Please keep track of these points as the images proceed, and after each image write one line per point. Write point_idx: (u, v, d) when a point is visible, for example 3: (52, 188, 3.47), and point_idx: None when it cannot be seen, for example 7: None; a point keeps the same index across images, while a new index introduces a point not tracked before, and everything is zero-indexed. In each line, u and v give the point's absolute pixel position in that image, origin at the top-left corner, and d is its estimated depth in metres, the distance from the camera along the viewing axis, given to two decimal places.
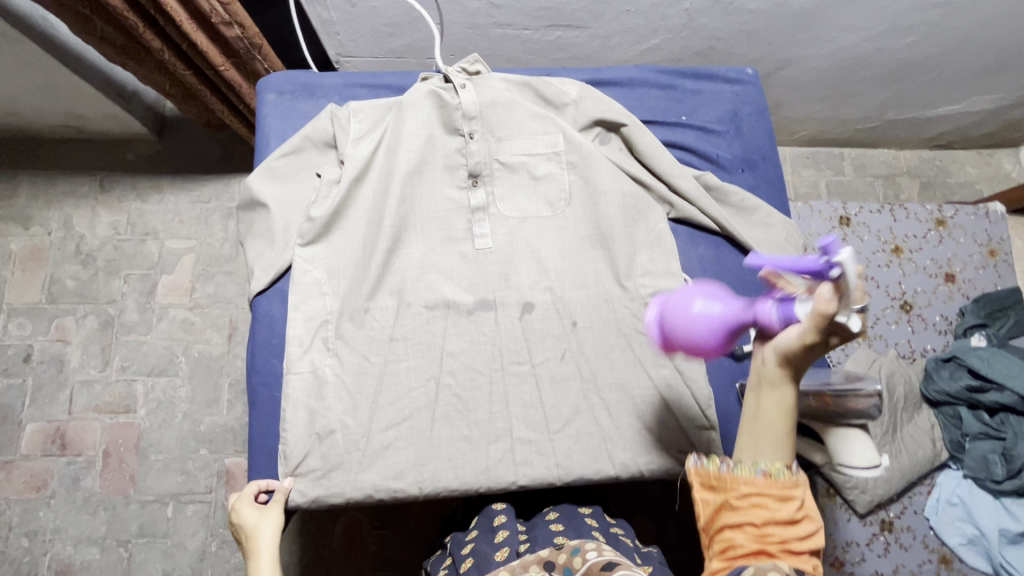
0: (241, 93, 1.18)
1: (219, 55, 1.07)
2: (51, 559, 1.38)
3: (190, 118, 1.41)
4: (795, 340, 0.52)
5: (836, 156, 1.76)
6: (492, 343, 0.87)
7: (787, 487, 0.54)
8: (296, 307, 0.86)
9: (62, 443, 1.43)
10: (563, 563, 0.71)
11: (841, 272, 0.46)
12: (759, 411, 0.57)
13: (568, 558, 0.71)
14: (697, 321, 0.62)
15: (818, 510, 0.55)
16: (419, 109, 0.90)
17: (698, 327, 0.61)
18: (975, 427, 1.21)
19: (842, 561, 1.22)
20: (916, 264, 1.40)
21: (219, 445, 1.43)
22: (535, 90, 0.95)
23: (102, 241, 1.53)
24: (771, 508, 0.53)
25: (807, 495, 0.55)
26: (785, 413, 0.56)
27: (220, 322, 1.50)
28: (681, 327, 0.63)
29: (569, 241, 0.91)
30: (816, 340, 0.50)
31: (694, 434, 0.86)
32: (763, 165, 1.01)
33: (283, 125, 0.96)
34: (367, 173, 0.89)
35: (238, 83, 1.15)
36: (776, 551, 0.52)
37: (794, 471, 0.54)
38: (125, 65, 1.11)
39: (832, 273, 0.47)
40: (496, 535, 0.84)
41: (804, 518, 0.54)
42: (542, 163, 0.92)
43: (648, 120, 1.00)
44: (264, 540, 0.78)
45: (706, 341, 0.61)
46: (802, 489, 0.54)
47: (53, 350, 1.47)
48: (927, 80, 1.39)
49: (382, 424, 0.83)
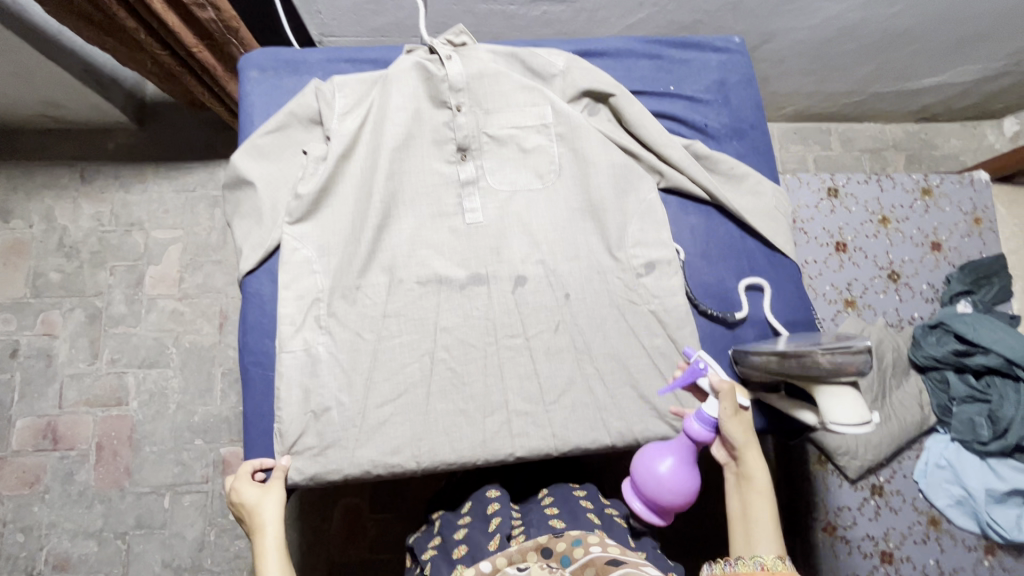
0: (217, 76, 1.16)
1: (191, 36, 1.05)
2: (48, 553, 1.37)
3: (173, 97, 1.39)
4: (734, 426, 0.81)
5: (823, 131, 1.76)
6: (486, 317, 0.87)
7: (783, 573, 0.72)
8: (287, 286, 0.85)
9: (54, 438, 1.41)
10: (561, 551, 0.75)
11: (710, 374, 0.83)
12: (750, 510, 0.81)
13: (568, 546, 0.75)
14: (674, 477, 0.80)
15: None
16: (406, 82, 0.89)
17: (676, 482, 0.80)
18: (962, 390, 1.23)
19: (834, 525, 1.25)
20: (903, 234, 1.41)
21: (214, 435, 1.42)
22: (522, 62, 0.94)
23: (86, 233, 1.51)
24: None
25: None
26: (767, 509, 0.80)
27: (211, 311, 1.48)
28: (665, 491, 0.80)
29: (560, 214, 0.90)
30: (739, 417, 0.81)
31: (688, 401, 0.86)
32: (751, 134, 1.01)
33: (267, 103, 0.94)
34: (354, 149, 0.88)
35: (213, 65, 1.13)
36: None
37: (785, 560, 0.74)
38: (101, 41, 1.08)
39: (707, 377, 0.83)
40: (490, 523, 0.85)
41: None
42: (531, 135, 0.91)
43: (637, 90, 0.99)
44: (268, 516, 0.79)
45: (687, 483, 0.80)
46: None
47: (41, 344, 1.45)
48: (912, 50, 1.39)
49: (377, 401, 0.83)
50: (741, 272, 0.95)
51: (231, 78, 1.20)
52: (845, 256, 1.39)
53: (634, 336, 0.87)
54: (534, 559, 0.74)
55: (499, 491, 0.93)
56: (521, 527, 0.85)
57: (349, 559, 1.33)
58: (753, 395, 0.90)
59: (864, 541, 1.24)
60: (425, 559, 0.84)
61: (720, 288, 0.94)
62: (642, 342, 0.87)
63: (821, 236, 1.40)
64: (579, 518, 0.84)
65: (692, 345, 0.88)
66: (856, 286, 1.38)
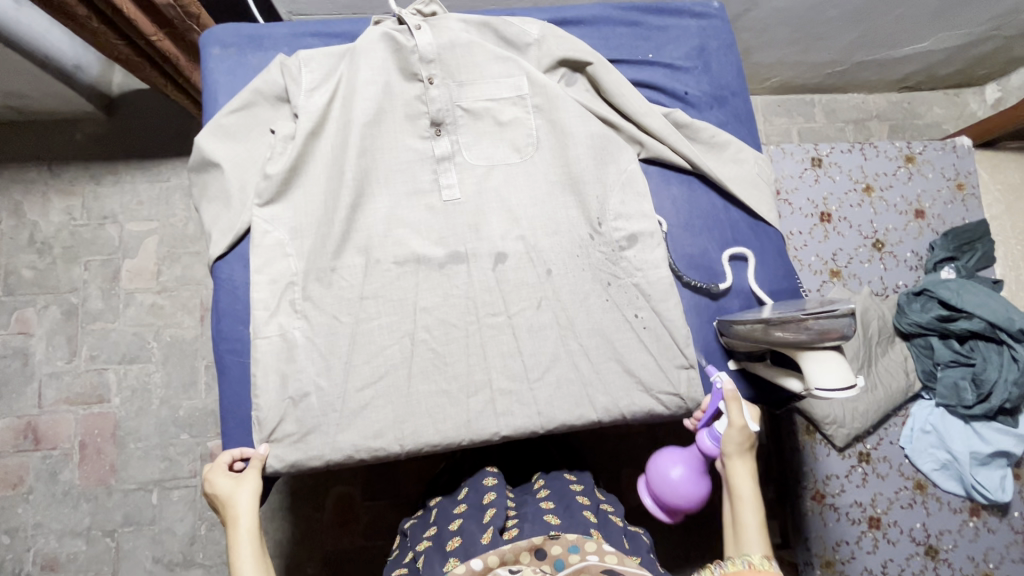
0: (180, 66, 1.12)
1: (149, 25, 1.00)
2: (36, 554, 1.35)
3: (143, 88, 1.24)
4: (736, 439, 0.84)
5: (806, 103, 1.75)
6: (466, 296, 0.85)
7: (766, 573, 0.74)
8: (259, 270, 0.82)
9: (36, 438, 1.38)
10: (556, 554, 0.76)
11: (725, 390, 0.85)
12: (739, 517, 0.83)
13: (564, 550, 0.76)
14: (676, 477, 0.90)
15: None
16: (374, 55, 0.86)
17: (684, 488, 0.89)
18: (946, 355, 1.23)
19: (823, 494, 1.26)
20: (886, 202, 1.41)
21: (200, 429, 1.40)
22: (495, 31, 0.90)
23: (57, 228, 1.46)
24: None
25: None
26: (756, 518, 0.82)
27: (191, 304, 1.45)
28: (673, 493, 0.90)
29: (539, 188, 0.88)
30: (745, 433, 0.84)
31: (673, 373, 0.85)
32: (732, 101, 0.99)
33: (232, 82, 0.90)
34: (324, 126, 0.85)
35: (174, 55, 1.09)
36: None
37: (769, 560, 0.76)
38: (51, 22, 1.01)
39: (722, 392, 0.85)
40: (484, 514, 0.84)
41: None
42: (507, 108, 0.88)
43: (615, 59, 0.96)
44: (242, 508, 0.77)
45: (694, 490, 0.90)
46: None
47: (16, 343, 1.41)
48: (894, 16, 1.37)
49: (357, 384, 0.81)
50: (725, 243, 0.93)
51: (196, 69, 1.16)
52: (829, 226, 1.39)
53: (618, 311, 0.86)
54: (526, 561, 0.75)
55: (497, 477, 0.91)
56: (515, 520, 0.85)
57: (342, 548, 1.33)
58: (739, 364, 0.89)
59: (852, 507, 1.25)
60: (421, 550, 0.85)
61: (703, 259, 0.92)
62: (625, 317, 0.86)
63: (805, 207, 1.39)
64: (575, 515, 0.84)
65: (676, 317, 0.86)
66: (841, 256, 1.38)
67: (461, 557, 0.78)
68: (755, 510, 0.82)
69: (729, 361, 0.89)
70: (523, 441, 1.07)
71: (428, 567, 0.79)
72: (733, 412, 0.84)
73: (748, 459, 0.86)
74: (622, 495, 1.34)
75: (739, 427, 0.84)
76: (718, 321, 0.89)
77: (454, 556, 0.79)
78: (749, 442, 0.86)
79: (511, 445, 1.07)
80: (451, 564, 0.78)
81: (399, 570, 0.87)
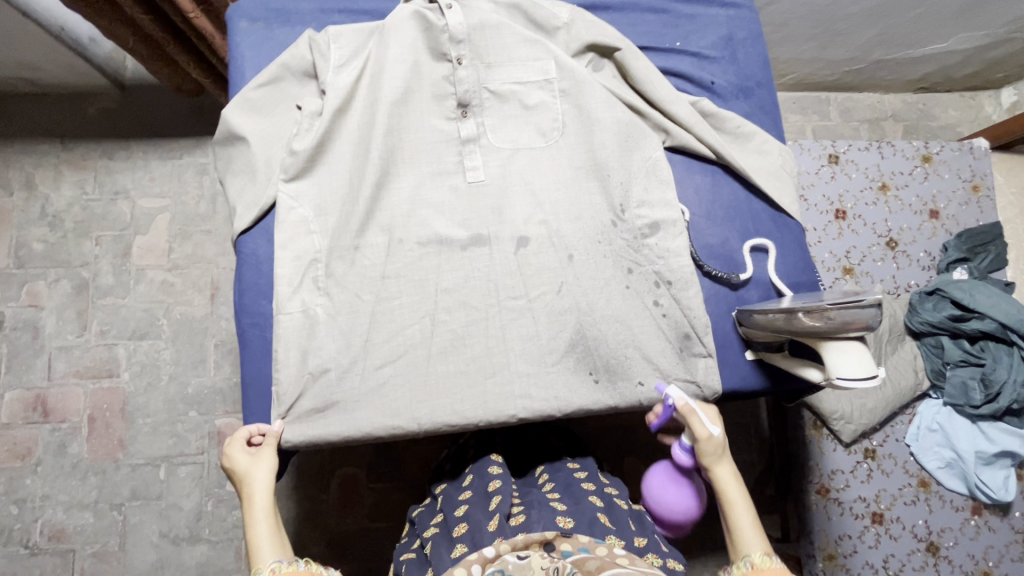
0: (214, 44, 1.09)
1: (187, 1, 0.99)
2: (43, 525, 1.36)
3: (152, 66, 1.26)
4: (708, 448, 0.82)
5: (822, 101, 1.73)
6: (487, 279, 0.85)
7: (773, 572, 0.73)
8: (284, 246, 0.82)
9: (44, 411, 1.39)
10: (564, 546, 0.76)
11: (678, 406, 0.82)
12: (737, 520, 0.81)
13: (573, 545, 0.75)
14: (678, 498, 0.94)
15: None
16: (403, 33, 0.86)
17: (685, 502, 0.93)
18: (957, 355, 1.24)
19: (828, 488, 1.27)
20: (902, 201, 1.41)
21: (208, 407, 1.40)
22: (524, 13, 0.90)
23: (69, 201, 1.46)
24: None
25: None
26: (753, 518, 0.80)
27: (202, 282, 1.45)
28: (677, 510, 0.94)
29: (563, 173, 0.88)
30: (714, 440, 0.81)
31: (689, 361, 0.87)
32: (758, 92, 0.99)
33: (258, 55, 0.90)
34: (351, 103, 0.84)
35: (209, 32, 1.06)
36: None
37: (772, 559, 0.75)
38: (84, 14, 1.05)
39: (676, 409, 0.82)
40: (490, 501, 0.85)
41: None
42: (534, 91, 0.88)
43: (642, 46, 0.96)
44: (258, 485, 0.76)
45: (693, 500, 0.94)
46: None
47: (26, 316, 1.41)
48: (916, 14, 1.37)
49: (377, 361, 0.82)
50: (746, 234, 0.93)
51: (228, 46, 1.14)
52: (844, 224, 1.39)
53: (638, 298, 0.87)
54: (535, 550, 0.75)
55: (502, 467, 0.91)
56: (520, 506, 0.85)
57: (346, 529, 1.34)
58: (756, 355, 0.89)
59: (856, 503, 1.26)
60: (427, 536, 0.86)
61: (724, 249, 0.92)
62: (645, 304, 0.87)
63: (821, 203, 1.39)
64: (580, 501, 0.85)
65: (696, 306, 0.87)
66: (854, 254, 1.38)
67: (467, 545, 0.78)
68: (747, 512, 0.80)
69: (746, 352, 0.90)
70: (529, 425, 1.08)
71: (435, 553, 0.80)
72: (695, 424, 0.82)
73: (726, 461, 0.84)
74: (626, 487, 1.35)
75: (705, 439, 0.81)
76: (737, 311, 0.89)
77: (461, 543, 0.79)
78: (723, 443, 0.83)
79: (518, 428, 1.07)
80: (457, 551, 0.78)
81: (408, 555, 0.88)
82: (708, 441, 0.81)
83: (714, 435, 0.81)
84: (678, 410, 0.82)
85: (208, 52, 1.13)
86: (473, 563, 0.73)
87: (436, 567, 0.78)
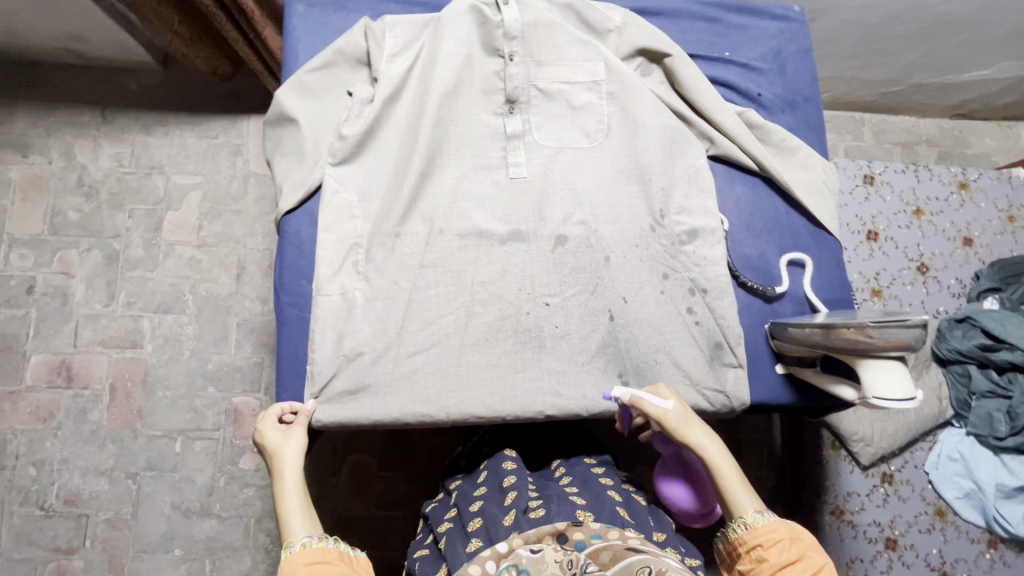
0: (254, 18, 1.08)
1: None
2: (59, 488, 1.36)
3: (195, 59, 1.34)
4: (669, 423, 0.79)
5: (855, 121, 1.68)
6: (523, 274, 0.86)
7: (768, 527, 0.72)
8: (327, 228, 0.84)
9: (68, 376, 1.40)
10: (578, 537, 0.74)
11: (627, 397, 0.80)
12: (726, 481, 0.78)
13: (585, 534, 0.74)
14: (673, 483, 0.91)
15: (812, 543, 0.71)
16: (458, 27, 0.87)
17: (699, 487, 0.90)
18: (984, 385, 1.22)
19: (843, 509, 1.25)
20: (936, 226, 1.39)
21: (227, 384, 1.42)
22: (577, 14, 0.91)
23: (106, 172, 1.48)
24: (768, 558, 0.70)
25: (794, 537, 0.71)
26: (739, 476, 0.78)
27: (229, 261, 1.47)
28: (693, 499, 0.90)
29: (605, 175, 0.89)
30: (671, 415, 0.79)
31: (719, 370, 0.87)
32: (804, 107, 0.99)
33: (313, 40, 0.91)
34: (401, 93, 0.86)
35: (249, 6, 1.04)
36: None
37: (766, 515, 0.73)
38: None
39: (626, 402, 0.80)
40: (506, 497, 0.85)
41: (800, 558, 0.70)
42: (581, 92, 0.89)
43: (692, 54, 0.97)
44: (287, 462, 0.77)
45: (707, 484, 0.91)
46: (784, 530, 0.72)
47: (57, 283, 1.43)
48: (962, 39, 1.36)
49: (410, 348, 0.83)
50: (784, 247, 0.93)
51: (268, 23, 1.12)
52: (875, 245, 1.37)
53: (672, 303, 0.87)
54: (549, 542, 0.73)
55: (516, 462, 0.92)
56: (538, 498, 0.84)
57: (353, 516, 1.33)
58: (787, 369, 0.89)
59: (870, 526, 1.25)
60: (441, 531, 0.86)
61: (761, 262, 0.92)
62: (678, 309, 0.87)
63: (854, 223, 1.37)
64: (599, 496, 0.85)
65: (730, 315, 0.87)
66: (884, 276, 1.36)
67: (483, 539, 0.79)
68: (732, 470, 0.77)
69: (776, 365, 0.90)
70: (546, 424, 1.08)
71: (449, 548, 0.80)
72: (648, 408, 0.79)
73: (697, 424, 0.80)
74: None
75: (663, 416, 0.79)
76: (771, 323, 0.89)
77: (476, 537, 0.80)
78: (685, 410, 0.80)
79: (532, 427, 1.07)
80: (474, 546, 0.79)
81: (421, 552, 0.88)
82: (666, 417, 0.79)
83: (669, 410, 0.79)
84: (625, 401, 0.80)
85: (246, 27, 1.12)
86: (487, 559, 0.72)
87: (450, 562, 0.78)
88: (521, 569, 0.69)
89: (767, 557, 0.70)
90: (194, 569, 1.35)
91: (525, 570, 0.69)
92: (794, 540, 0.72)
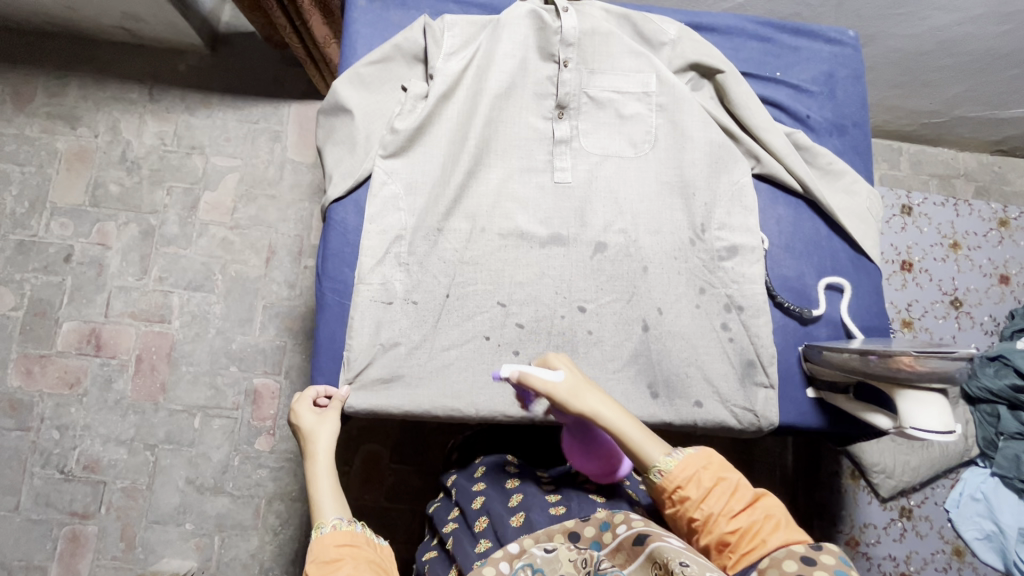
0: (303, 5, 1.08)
1: None
2: (80, 454, 1.39)
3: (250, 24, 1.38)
4: (558, 390, 0.76)
5: (893, 150, 1.65)
6: (561, 278, 0.87)
7: (681, 464, 0.71)
8: (373, 219, 0.85)
9: (97, 344, 1.43)
10: (590, 536, 0.74)
11: (512, 372, 0.77)
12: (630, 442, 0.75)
13: (597, 531, 0.74)
14: (576, 447, 0.83)
15: (723, 465, 0.72)
16: (517, 30, 0.88)
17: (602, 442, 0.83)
18: (1013, 427, 1.17)
19: (857, 540, 1.25)
20: (972, 261, 1.38)
21: (249, 364, 1.44)
22: (633, 25, 0.93)
23: (148, 150, 1.52)
24: (689, 495, 0.70)
25: (708, 467, 0.71)
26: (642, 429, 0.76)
27: (260, 245, 1.49)
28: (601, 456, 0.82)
29: (648, 186, 0.89)
30: (559, 383, 0.76)
31: (749, 389, 0.86)
32: (853, 132, 0.99)
33: (372, 34, 0.94)
34: (455, 91, 0.87)
35: None
36: (719, 521, 0.68)
37: (673, 456, 0.72)
38: None
39: (512, 376, 0.77)
40: (510, 498, 0.83)
41: (718, 483, 0.70)
42: (631, 102, 0.90)
43: (745, 72, 0.98)
44: (321, 446, 0.78)
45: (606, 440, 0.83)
46: (695, 462, 0.72)
47: (94, 253, 1.46)
48: (1011, 75, 1.34)
49: (444, 343, 0.84)
50: (822, 271, 0.93)
51: (314, 11, 1.11)
52: (909, 276, 1.36)
53: (707, 319, 0.87)
54: (560, 541, 0.73)
55: (518, 466, 0.91)
56: (556, 494, 0.84)
57: (362, 505, 1.33)
58: (818, 393, 0.89)
59: (885, 560, 1.25)
60: (446, 531, 0.84)
61: (799, 283, 0.92)
62: (712, 325, 0.87)
63: (888, 252, 1.36)
64: (617, 494, 0.84)
65: (765, 335, 0.87)
66: (915, 307, 1.35)
67: (492, 541, 0.79)
68: (629, 425, 0.75)
69: (808, 389, 0.89)
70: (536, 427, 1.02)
71: (458, 549, 0.79)
72: (536, 381, 0.76)
73: (589, 392, 0.77)
74: None
75: (551, 387, 0.76)
76: (805, 346, 0.89)
77: (485, 538, 0.79)
78: (577, 377, 0.78)
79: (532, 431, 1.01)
80: (483, 546, 0.78)
81: (430, 553, 0.88)
82: (553, 387, 0.76)
83: (557, 380, 0.76)
84: (513, 377, 0.77)
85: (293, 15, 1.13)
86: (501, 560, 0.71)
87: (461, 562, 0.77)
88: (535, 568, 0.68)
89: (688, 493, 0.70)
90: (202, 544, 1.36)
91: (540, 569, 0.67)
92: (706, 467, 0.72)
